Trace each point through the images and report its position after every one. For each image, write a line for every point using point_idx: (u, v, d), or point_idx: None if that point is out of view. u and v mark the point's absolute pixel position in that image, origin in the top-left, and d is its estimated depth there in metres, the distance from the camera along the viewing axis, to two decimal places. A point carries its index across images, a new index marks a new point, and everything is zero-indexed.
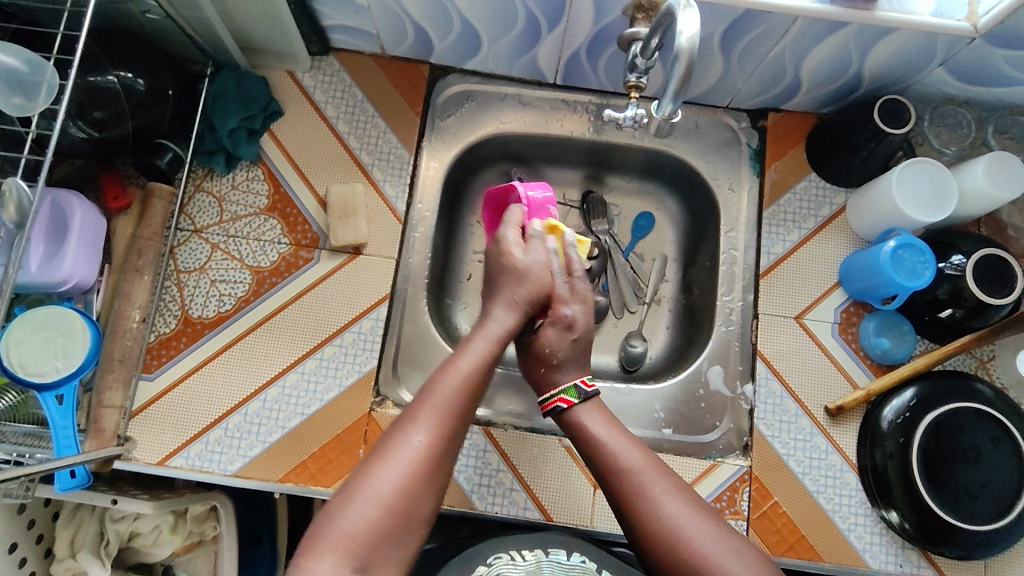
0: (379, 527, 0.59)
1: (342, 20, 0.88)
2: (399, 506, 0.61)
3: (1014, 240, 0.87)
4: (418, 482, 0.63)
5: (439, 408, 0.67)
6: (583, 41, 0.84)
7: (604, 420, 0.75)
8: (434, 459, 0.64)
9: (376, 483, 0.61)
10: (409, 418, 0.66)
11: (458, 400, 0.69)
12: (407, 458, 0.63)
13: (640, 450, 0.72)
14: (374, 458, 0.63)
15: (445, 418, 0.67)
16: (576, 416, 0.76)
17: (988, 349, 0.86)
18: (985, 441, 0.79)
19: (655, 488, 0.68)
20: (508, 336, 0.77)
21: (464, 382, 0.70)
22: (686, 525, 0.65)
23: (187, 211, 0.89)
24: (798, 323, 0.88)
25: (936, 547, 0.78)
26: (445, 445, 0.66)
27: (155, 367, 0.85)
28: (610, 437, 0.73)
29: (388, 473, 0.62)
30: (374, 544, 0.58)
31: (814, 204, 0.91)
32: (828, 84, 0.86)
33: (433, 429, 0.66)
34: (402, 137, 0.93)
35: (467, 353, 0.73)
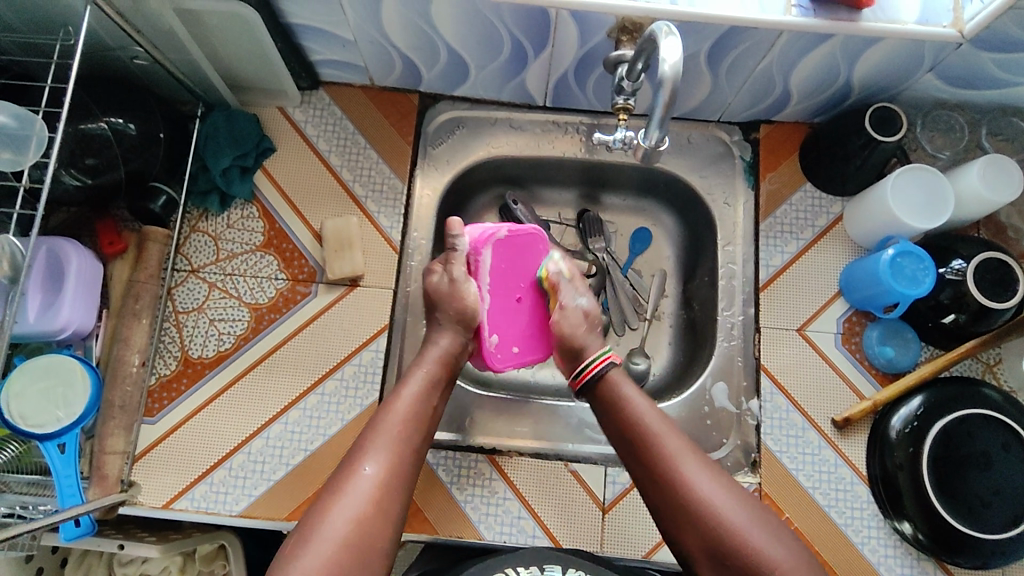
0: (339, 567, 0.58)
1: (329, 55, 0.88)
2: (355, 542, 0.60)
3: (1015, 241, 0.86)
4: (373, 516, 0.62)
5: (387, 439, 0.67)
6: (570, 64, 0.84)
7: (636, 389, 0.74)
8: (388, 489, 0.64)
9: (333, 517, 0.60)
10: (360, 448, 0.66)
11: (404, 429, 0.68)
12: (358, 490, 0.62)
13: (667, 421, 0.70)
14: (330, 491, 0.63)
15: (395, 446, 0.66)
16: (610, 382, 0.74)
17: (994, 352, 0.85)
18: (996, 446, 0.78)
19: (685, 462, 0.66)
20: (449, 360, 0.76)
21: (410, 412, 0.70)
22: (720, 504, 0.64)
23: (183, 251, 0.89)
24: (801, 335, 0.87)
25: (951, 557, 0.77)
26: (398, 474, 0.65)
27: (157, 410, 0.84)
28: (640, 406, 0.71)
29: (344, 508, 0.61)
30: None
31: (810, 214, 0.91)
32: (818, 94, 0.86)
33: (385, 460, 0.65)
34: (395, 167, 0.93)
35: (409, 383, 0.72)
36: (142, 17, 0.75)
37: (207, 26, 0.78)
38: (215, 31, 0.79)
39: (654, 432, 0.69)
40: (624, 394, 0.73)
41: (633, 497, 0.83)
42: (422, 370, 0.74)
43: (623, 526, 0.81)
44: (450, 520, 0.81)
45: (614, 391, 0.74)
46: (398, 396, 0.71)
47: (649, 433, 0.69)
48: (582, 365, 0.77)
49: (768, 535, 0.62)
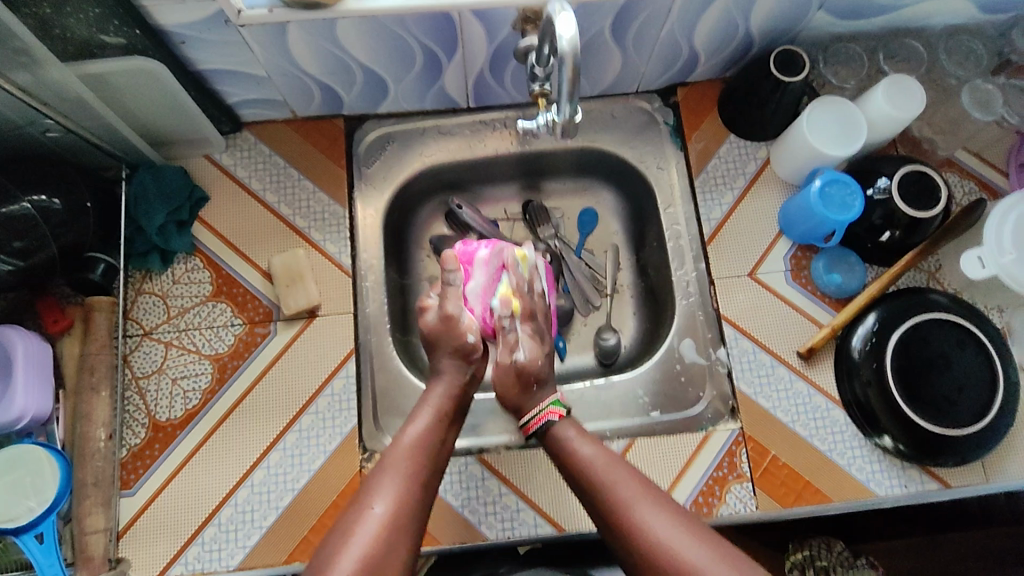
0: None
1: (246, 95, 0.88)
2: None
3: (931, 152, 0.90)
4: (383, 555, 0.61)
5: (393, 481, 0.66)
6: (484, 61, 0.85)
7: (584, 437, 0.73)
8: (397, 528, 0.63)
9: (338, 560, 0.60)
10: (365, 491, 0.66)
11: (411, 468, 0.68)
12: (370, 528, 0.62)
13: (621, 468, 0.69)
14: (339, 535, 0.62)
15: (407, 479, 0.67)
16: (557, 432, 0.73)
17: (934, 260, 0.88)
18: (952, 347, 0.82)
19: (638, 507, 0.65)
20: (457, 396, 0.77)
21: (419, 448, 0.70)
22: (678, 544, 0.62)
23: (133, 316, 0.88)
24: (753, 280, 0.90)
25: (935, 459, 0.80)
26: (406, 512, 0.64)
27: (134, 480, 0.82)
28: (592, 457, 0.70)
29: (353, 548, 0.60)
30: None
31: (739, 163, 0.94)
32: (723, 50, 0.89)
33: (390, 499, 0.65)
34: (333, 193, 0.93)
35: (419, 414, 0.73)
36: (46, 88, 0.74)
37: (115, 86, 0.78)
38: (123, 91, 0.79)
39: (608, 482, 0.68)
40: (572, 448, 0.72)
41: None
42: (433, 408, 0.74)
43: None
44: (451, 527, 0.81)
45: (563, 446, 0.72)
46: (405, 434, 0.71)
47: (602, 483, 0.68)
48: (527, 416, 0.75)
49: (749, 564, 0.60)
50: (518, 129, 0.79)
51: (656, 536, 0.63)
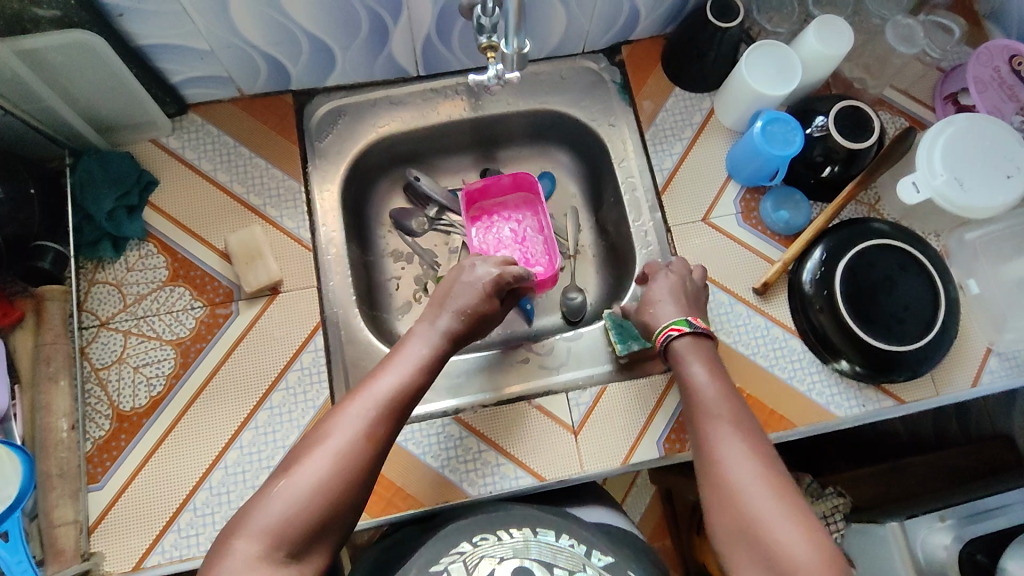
0: (306, 511, 0.57)
1: (189, 73, 0.86)
2: (333, 484, 0.59)
3: (863, 91, 0.95)
4: (344, 470, 0.59)
5: (368, 407, 0.63)
6: (430, 24, 0.85)
7: (705, 364, 0.72)
8: (362, 448, 0.61)
9: (301, 472, 0.59)
10: (341, 408, 0.64)
11: (390, 399, 0.65)
12: (341, 438, 0.61)
13: (729, 408, 0.68)
14: (310, 442, 0.62)
15: (389, 409, 0.65)
16: (681, 351, 0.74)
17: (873, 193, 0.93)
18: (896, 269, 0.86)
19: (729, 446, 0.63)
20: (434, 360, 0.71)
21: (403, 381, 0.67)
22: (748, 485, 0.60)
23: (88, 308, 0.85)
24: (707, 224, 0.92)
25: (888, 376, 0.85)
26: (381, 433, 0.63)
27: (102, 474, 0.81)
28: (704, 388, 0.70)
29: (317, 462, 0.59)
30: (301, 530, 0.56)
31: (685, 114, 0.97)
32: (662, 3, 0.92)
33: (361, 424, 0.62)
34: (287, 169, 0.92)
35: (411, 345, 0.72)
36: None
37: (51, 66, 0.74)
38: (61, 70, 0.75)
39: (710, 415, 0.67)
40: (690, 373, 0.72)
41: (599, 413, 0.85)
42: (414, 355, 0.71)
43: (597, 442, 0.84)
44: (432, 487, 0.81)
45: (684, 366, 0.73)
46: (392, 367, 0.69)
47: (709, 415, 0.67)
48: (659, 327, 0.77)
49: (801, 526, 0.56)
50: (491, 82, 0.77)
51: (733, 475, 0.61)
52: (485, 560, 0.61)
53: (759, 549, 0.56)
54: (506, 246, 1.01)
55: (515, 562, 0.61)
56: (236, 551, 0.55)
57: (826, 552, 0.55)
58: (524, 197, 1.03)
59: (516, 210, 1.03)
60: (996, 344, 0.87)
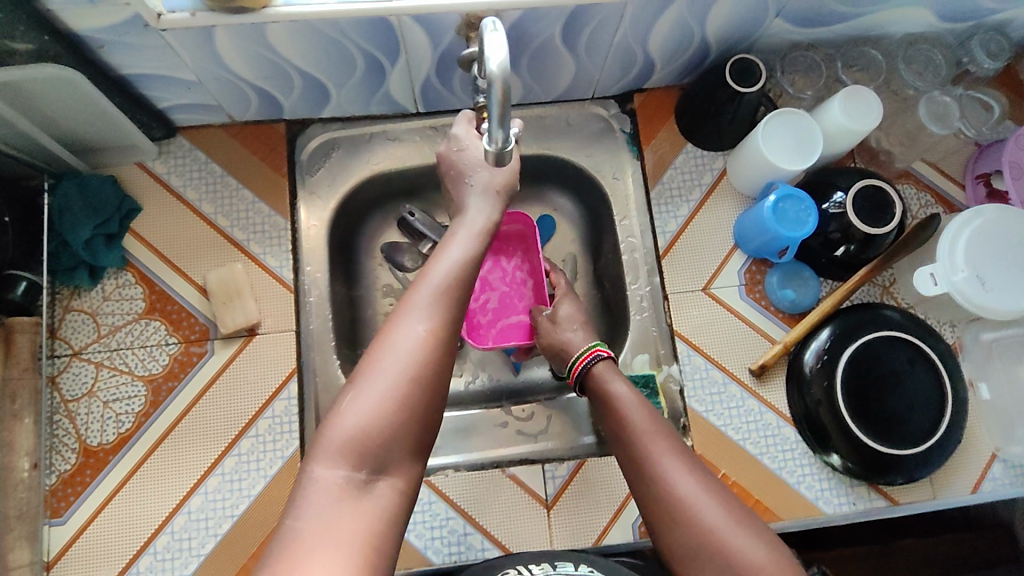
0: (382, 428, 0.51)
1: (177, 100, 0.82)
2: (411, 397, 0.52)
3: (887, 164, 0.89)
4: (423, 374, 0.53)
5: (435, 294, 0.56)
6: (429, 67, 0.81)
7: (623, 382, 0.74)
8: (440, 349, 0.54)
9: (374, 375, 0.52)
10: (403, 303, 0.56)
11: (456, 287, 0.58)
12: (408, 346, 0.53)
13: (656, 419, 0.69)
14: (371, 349, 0.54)
15: (450, 304, 0.56)
16: (600, 375, 0.76)
17: (888, 274, 0.88)
18: (903, 364, 0.81)
19: (666, 459, 0.64)
20: (494, 226, 0.67)
21: (459, 264, 0.60)
22: (695, 502, 0.60)
23: (61, 335, 0.83)
24: (707, 294, 0.88)
25: (883, 477, 0.80)
26: (450, 330, 0.55)
27: (65, 508, 0.79)
28: (627, 400, 0.71)
29: (390, 364, 0.52)
30: (382, 445, 0.51)
31: (695, 174, 0.91)
32: (679, 56, 0.86)
33: (432, 317, 0.55)
34: (273, 204, 0.89)
35: (453, 245, 0.62)
36: None
37: (28, 95, 0.71)
38: (37, 99, 0.72)
39: (636, 429, 0.68)
40: (611, 390, 0.73)
41: (573, 489, 0.82)
42: (468, 233, 0.64)
43: (571, 518, 0.81)
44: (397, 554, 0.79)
45: (603, 385, 0.75)
46: (443, 252, 0.61)
47: (637, 430, 0.68)
48: (575, 354, 0.79)
49: (759, 539, 0.58)
50: (489, 154, 0.60)
51: (677, 488, 0.62)
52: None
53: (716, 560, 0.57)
54: (493, 284, 0.95)
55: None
56: (318, 476, 0.49)
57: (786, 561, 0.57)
58: (521, 233, 0.95)
59: (509, 248, 0.96)
60: (1002, 449, 0.83)
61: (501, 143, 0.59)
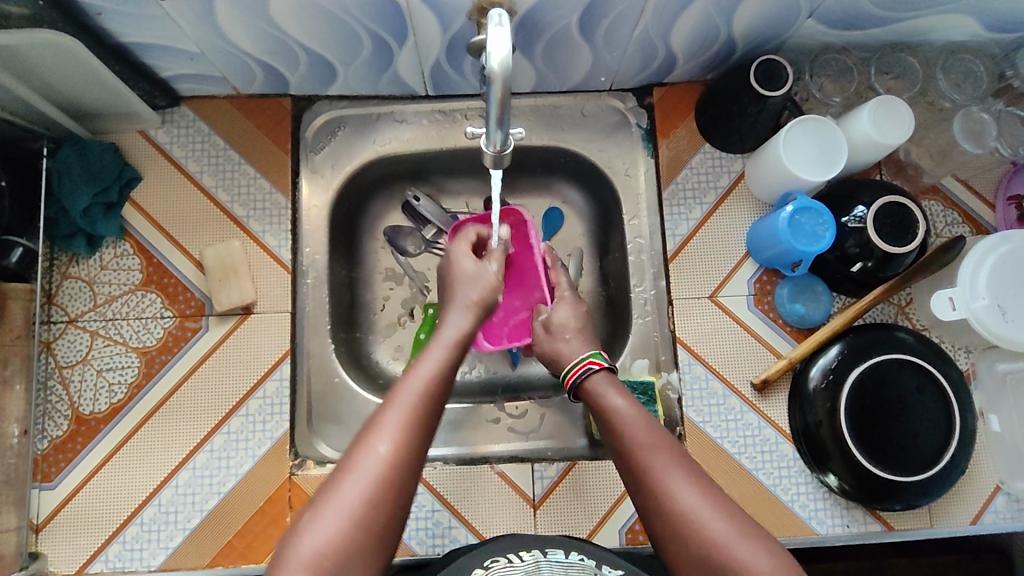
0: (346, 548, 0.51)
1: (180, 70, 0.80)
2: (373, 515, 0.52)
3: (915, 178, 0.85)
4: (382, 497, 0.53)
5: (402, 411, 0.57)
6: (439, 50, 0.78)
7: (618, 393, 0.69)
8: (401, 465, 0.54)
9: (338, 498, 0.52)
10: (370, 424, 0.56)
11: (421, 400, 0.58)
12: (369, 467, 0.53)
13: (657, 432, 0.64)
14: (339, 468, 0.55)
15: (412, 421, 0.57)
16: (594, 386, 0.71)
17: (905, 293, 0.85)
18: (912, 390, 0.78)
19: (668, 474, 0.59)
20: (463, 341, 0.68)
21: (427, 384, 0.60)
22: (704, 517, 0.56)
23: (58, 302, 0.83)
24: (713, 302, 0.85)
25: (881, 503, 0.78)
26: (415, 444, 0.56)
27: (55, 474, 0.80)
28: (623, 412, 0.66)
29: (352, 489, 0.53)
30: (341, 566, 0.50)
31: (711, 175, 0.88)
32: (703, 53, 0.81)
33: (394, 436, 0.55)
34: (275, 181, 0.87)
35: (424, 361, 0.63)
36: None
37: (27, 59, 0.70)
38: (36, 64, 0.71)
39: (636, 443, 0.63)
40: (607, 404, 0.68)
41: (562, 490, 0.81)
42: (439, 347, 0.65)
43: (558, 518, 0.80)
44: None
45: (597, 398, 0.70)
46: (414, 372, 0.61)
47: (636, 445, 0.63)
48: (566, 368, 0.75)
49: (773, 559, 0.54)
50: (487, 156, 0.56)
51: (682, 504, 0.57)
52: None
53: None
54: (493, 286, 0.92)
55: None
56: None
57: None
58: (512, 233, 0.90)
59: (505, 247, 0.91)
60: (1006, 483, 0.80)
61: (500, 145, 0.56)
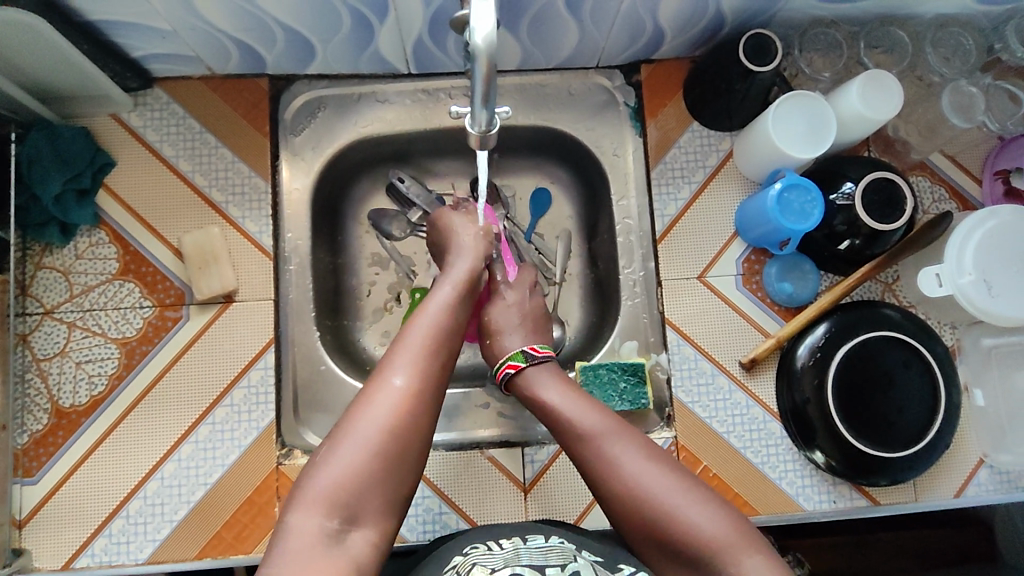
0: (363, 476, 0.54)
1: (152, 49, 0.77)
2: (390, 444, 0.56)
3: (903, 155, 0.85)
4: (401, 426, 0.57)
5: (415, 349, 0.62)
6: (421, 26, 0.76)
7: (554, 383, 0.71)
8: (418, 399, 0.59)
9: (356, 428, 0.56)
10: (387, 362, 0.61)
11: (431, 340, 0.64)
12: (388, 399, 0.58)
13: (599, 414, 0.66)
14: (356, 401, 0.59)
15: (425, 358, 0.62)
16: (528, 379, 0.73)
17: (892, 271, 0.85)
18: (898, 365, 0.79)
19: (612, 449, 0.63)
20: (474, 280, 0.74)
21: (438, 324, 0.66)
22: (649, 484, 0.60)
23: (32, 293, 0.81)
24: (702, 283, 0.85)
25: (867, 478, 0.79)
26: (429, 381, 0.61)
27: (37, 468, 0.78)
28: (560, 404, 0.69)
29: (370, 422, 0.57)
30: (358, 495, 0.54)
31: (699, 154, 0.87)
32: (691, 27, 0.80)
33: (410, 372, 0.60)
34: (254, 164, 0.84)
35: (432, 306, 0.68)
36: None
37: None
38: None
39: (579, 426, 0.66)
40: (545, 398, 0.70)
41: (552, 473, 0.81)
42: (448, 285, 0.71)
43: (549, 501, 0.80)
44: None
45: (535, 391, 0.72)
46: (425, 310, 0.67)
47: (578, 432, 0.65)
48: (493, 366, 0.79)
49: (721, 511, 0.58)
50: (472, 137, 0.55)
51: (626, 475, 0.61)
52: (476, 569, 0.57)
53: (676, 544, 0.58)
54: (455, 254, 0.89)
55: (507, 571, 0.57)
56: (296, 525, 0.52)
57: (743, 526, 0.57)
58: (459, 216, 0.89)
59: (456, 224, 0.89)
60: (990, 456, 0.82)
61: (486, 124, 0.54)
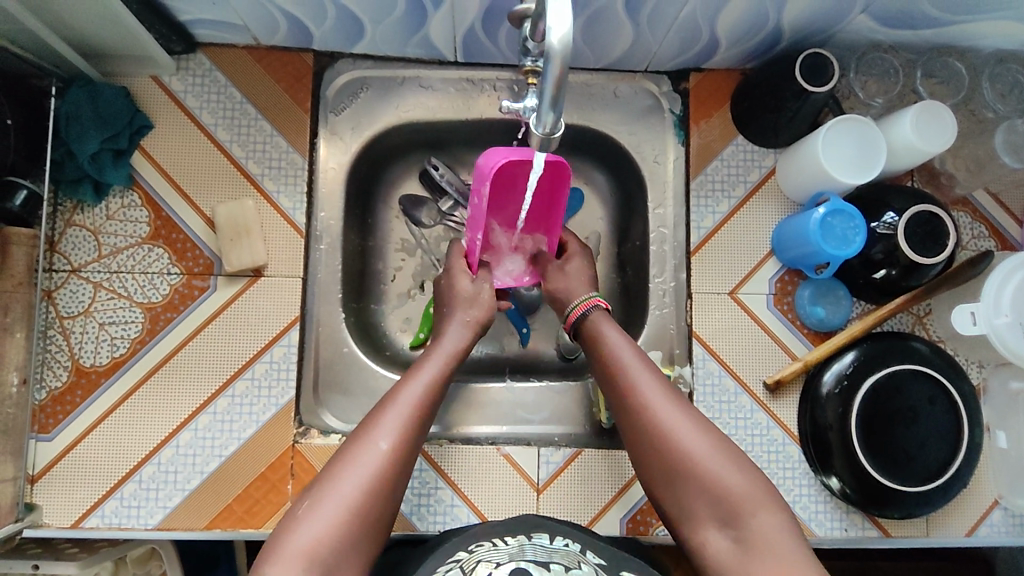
0: (339, 538, 0.56)
1: (201, 14, 0.76)
2: (366, 511, 0.58)
3: (947, 188, 0.84)
4: (378, 491, 0.59)
5: (402, 414, 0.64)
6: (474, 16, 0.75)
7: (610, 325, 0.73)
8: (397, 466, 0.61)
9: (338, 486, 0.58)
10: (372, 423, 0.63)
11: (419, 406, 0.65)
12: (369, 464, 0.59)
13: (645, 360, 0.69)
14: (344, 454, 0.61)
15: (408, 423, 0.63)
16: (587, 319, 0.75)
17: (924, 304, 0.84)
18: (924, 401, 0.78)
19: (651, 395, 0.65)
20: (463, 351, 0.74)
21: (419, 394, 0.66)
22: (682, 432, 0.62)
23: (60, 249, 0.80)
24: (733, 299, 0.84)
25: (881, 509, 0.78)
26: (409, 447, 0.62)
27: (52, 426, 0.78)
28: (615, 343, 0.70)
29: (352, 479, 0.59)
30: (335, 556, 0.55)
31: (742, 169, 0.85)
32: (747, 40, 0.79)
33: (391, 445, 0.61)
34: (292, 140, 0.83)
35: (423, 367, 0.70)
36: None
37: None
38: None
39: (623, 369, 0.68)
40: (598, 332, 0.73)
41: (567, 475, 0.81)
42: (439, 356, 0.72)
43: (560, 502, 0.80)
44: None
45: (592, 329, 0.74)
46: (413, 375, 0.68)
47: (621, 374, 0.68)
48: (575, 301, 0.77)
49: (741, 470, 0.59)
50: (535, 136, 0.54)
51: (662, 419, 0.63)
52: (481, 564, 0.58)
53: (696, 490, 0.60)
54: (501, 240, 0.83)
55: (511, 565, 0.57)
56: None
57: (758, 487, 0.58)
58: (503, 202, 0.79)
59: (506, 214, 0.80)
60: (1005, 498, 0.81)
61: (549, 127, 0.53)
